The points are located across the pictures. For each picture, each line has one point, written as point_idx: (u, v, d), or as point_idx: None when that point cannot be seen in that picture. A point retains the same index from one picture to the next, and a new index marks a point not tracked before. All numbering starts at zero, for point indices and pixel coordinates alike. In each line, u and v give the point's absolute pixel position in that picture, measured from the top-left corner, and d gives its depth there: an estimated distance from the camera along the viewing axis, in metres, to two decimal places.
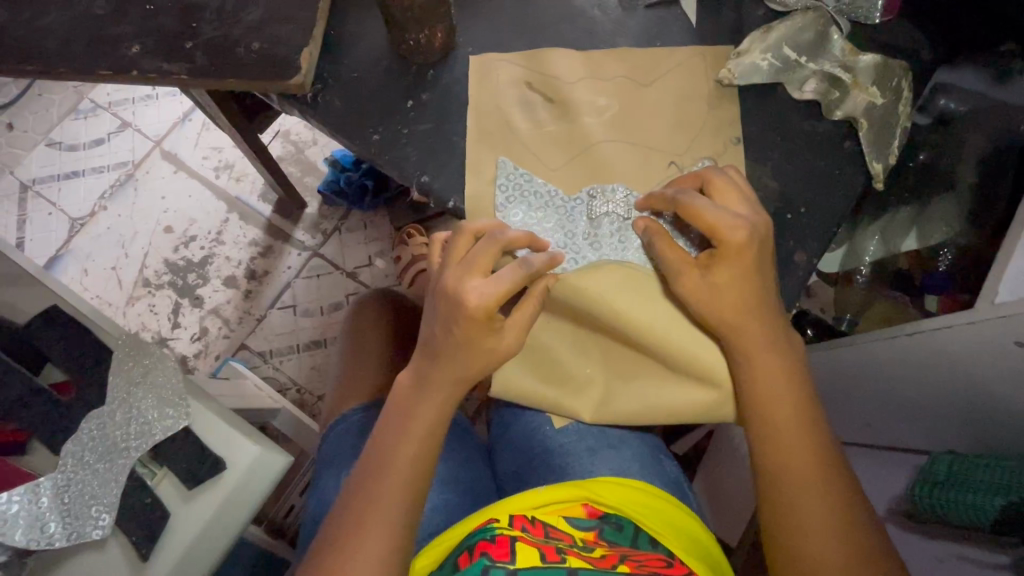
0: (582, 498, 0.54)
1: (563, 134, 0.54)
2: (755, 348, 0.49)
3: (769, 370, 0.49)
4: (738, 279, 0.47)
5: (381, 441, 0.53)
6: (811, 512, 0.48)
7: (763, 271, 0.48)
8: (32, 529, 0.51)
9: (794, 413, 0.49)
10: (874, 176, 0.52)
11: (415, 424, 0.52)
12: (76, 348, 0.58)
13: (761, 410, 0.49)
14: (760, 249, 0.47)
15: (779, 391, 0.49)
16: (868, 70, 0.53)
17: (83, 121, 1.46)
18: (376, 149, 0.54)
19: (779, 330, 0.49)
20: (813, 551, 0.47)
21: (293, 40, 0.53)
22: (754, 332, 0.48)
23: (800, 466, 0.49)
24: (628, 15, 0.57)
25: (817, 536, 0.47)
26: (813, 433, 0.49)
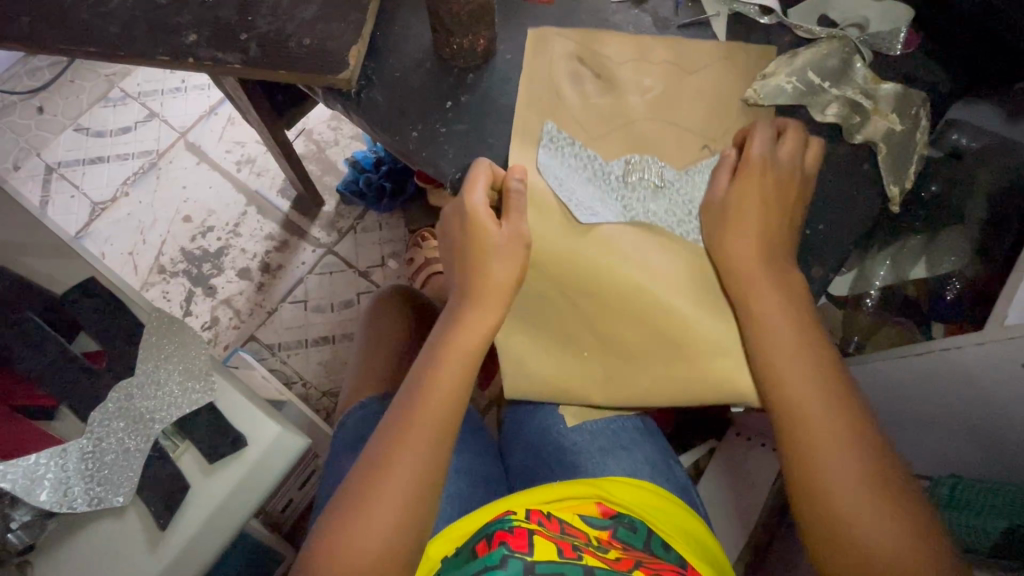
0: (596, 497, 0.56)
1: (608, 106, 0.56)
2: (755, 292, 0.51)
3: (780, 331, 0.51)
4: (746, 230, 0.52)
5: (412, 382, 0.55)
6: (832, 464, 0.48)
7: (772, 229, 0.52)
8: (57, 491, 0.52)
9: (810, 373, 0.50)
10: (891, 198, 0.54)
11: (448, 359, 0.54)
12: (110, 319, 0.60)
13: (772, 371, 0.51)
14: (772, 203, 0.53)
15: (792, 353, 0.51)
16: (888, 98, 0.56)
17: (112, 109, 1.50)
18: (414, 145, 0.57)
19: (789, 292, 0.52)
20: (836, 502, 0.47)
21: (342, 39, 0.56)
22: (760, 294, 0.51)
23: (820, 425, 0.49)
24: (661, 33, 0.60)
25: (837, 477, 0.48)
26: (818, 365, 0.51)
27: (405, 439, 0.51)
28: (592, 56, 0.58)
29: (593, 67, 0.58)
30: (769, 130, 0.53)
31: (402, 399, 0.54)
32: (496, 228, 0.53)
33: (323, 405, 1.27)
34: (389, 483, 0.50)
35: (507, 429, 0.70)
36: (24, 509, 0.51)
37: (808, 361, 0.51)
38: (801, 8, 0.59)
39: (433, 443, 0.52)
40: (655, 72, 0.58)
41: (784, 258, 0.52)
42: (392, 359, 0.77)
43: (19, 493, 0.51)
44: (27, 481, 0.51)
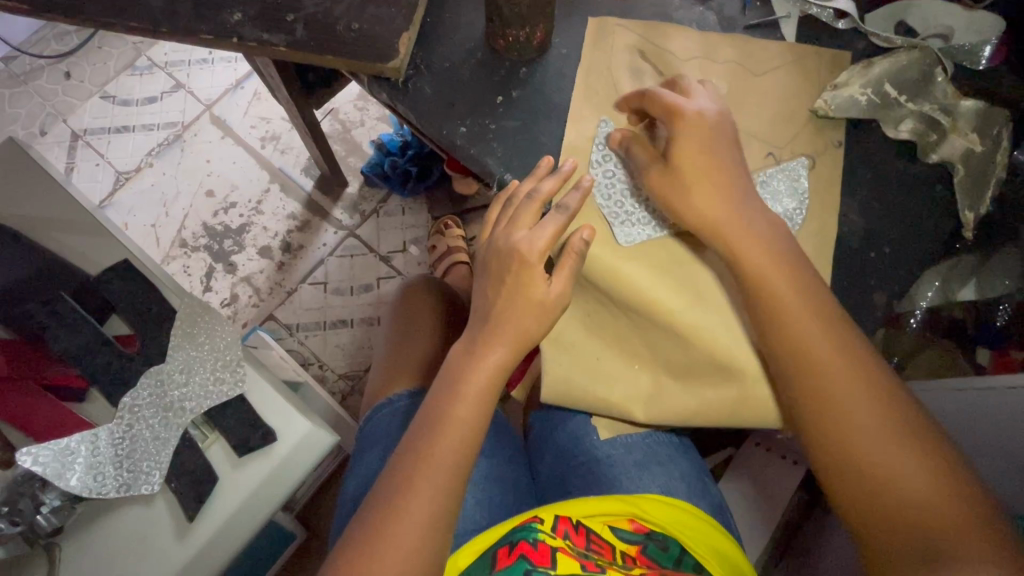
0: (629, 514, 0.55)
1: None
2: (741, 238, 0.49)
3: (806, 342, 0.47)
4: (709, 177, 0.49)
5: (434, 403, 0.53)
6: (852, 417, 0.46)
7: (768, 263, 0.48)
8: (87, 476, 0.52)
9: (818, 327, 0.47)
10: (965, 225, 0.52)
11: (467, 386, 0.53)
12: (142, 303, 0.59)
13: (795, 364, 0.47)
14: (763, 235, 0.49)
15: (823, 361, 0.47)
16: (969, 115, 0.51)
17: (138, 77, 1.48)
18: (461, 140, 0.54)
19: (815, 294, 0.48)
20: (859, 459, 0.45)
21: (393, 24, 0.53)
22: (782, 302, 0.48)
23: (836, 386, 0.46)
24: (726, 33, 0.56)
25: (845, 414, 0.46)
26: (813, 307, 0.48)
27: (430, 456, 0.51)
28: (653, 55, 0.55)
29: (653, 67, 0.55)
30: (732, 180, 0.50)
31: (423, 420, 0.53)
32: (542, 276, 0.51)
33: (339, 388, 1.27)
34: (415, 492, 0.49)
35: (537, 435, 0.68)
36: (54, 493, 0.50)
37: (845, 369, 0.46)
38: (878, 15, 0.55)
39: (459, 456, 0.51)
40: (719, 76, 0.54)
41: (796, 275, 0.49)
42: (423, 353, 0.76)
43: (49, 476, 0.50)
44: (57, 464, 0.51)
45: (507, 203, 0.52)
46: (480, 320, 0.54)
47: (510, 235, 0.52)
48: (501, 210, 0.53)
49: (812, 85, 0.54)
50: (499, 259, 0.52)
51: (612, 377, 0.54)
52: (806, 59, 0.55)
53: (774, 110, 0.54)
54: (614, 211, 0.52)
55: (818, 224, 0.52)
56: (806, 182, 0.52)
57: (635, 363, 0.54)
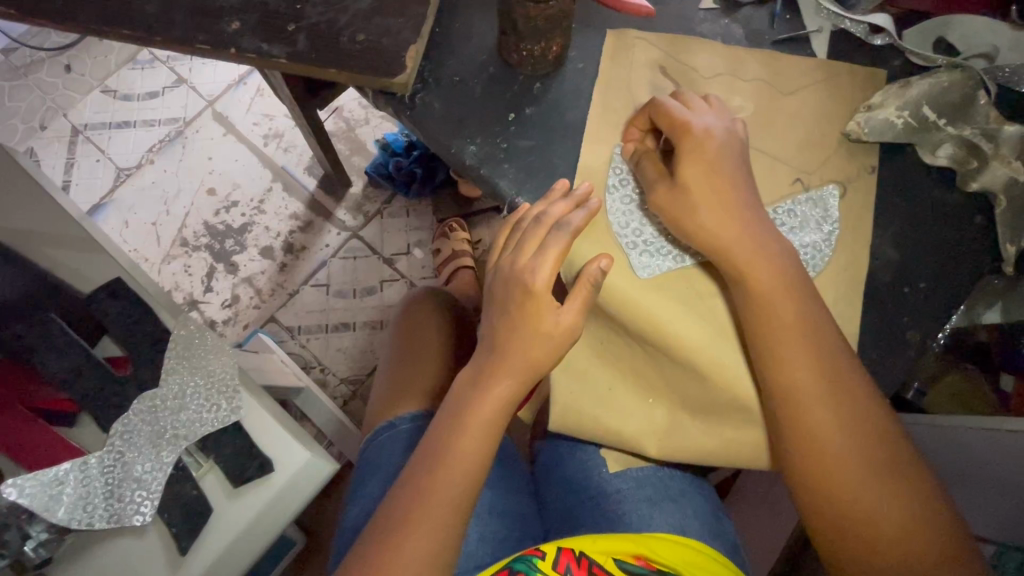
0: (636, 552, 0.51)
1: None
2: (760, 275, 0.46)
3: (807, 386, 0.45)
4: (719, 203, 0.46)
5: (438, 435, 0.51)
6: (842, 469, 0.45)
7: (795, 301, 0.46)
8: (76, 507, 0.50)
9: (822, 377, 0.45)
10: (1006, 258, 0.48)
11: (472, 420, 0.50)
12: (136, 324, 0.56)
13: (791, 413, 0.46)
14: (788, 268, 0.47)
15: (820, 407, 0.45)
16: (1015, 141, 0.47)
17: (140, 72, 1.45)
18: (471, 160, 0.51)
19: (825, 335, 0.46)
20: (845, 509, 0.45)
21: (400, 36, 0.50)
22: (787, 344, 0.46)
23: (831, 437, 0.45)
24: (754, 48, 0.53)
25: (838, 466, 0.45)
26: (818, 356, 0.46)
27: (431, 494, 0.48)
28: (675, 71, 0.52)
29: (675, 83, 0.52)
30: (758, 209, 0.47)
31: (427, 452, 0.50)
32: (553, 308, 0.48)
33: (341, 392, 1.25)
34: (415, 532, 0.47)
35: (544, 462, 0.66)
36: (40, 526, 0.49)
37: (840, 416, 0.45)
38: (916, 31, 0.52)
39: (462, 494, 0.49)
40: (746, 95, 0.51)
41: (821, 315, 0.46)
42: (431, 373, 0.73)
43: (37, 509, 0.48)
44: (44, 496, 0.49)
45: (515, 229, 0.50)
46: (486, 349, 0.51)
47: (517, 264, 0.49)
48: (509, 236, 0.50)
49: (844, 106, 0.51)
50: (505, 288, 0.50)
51: (625, 410, 0.52)
52: (838, 78, 0.52)
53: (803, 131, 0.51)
54: (632, 239, 0.50)
55: (849, 256, 0.49)
56: (836, 211, 0.49)
57: (650, 397, 0.51)
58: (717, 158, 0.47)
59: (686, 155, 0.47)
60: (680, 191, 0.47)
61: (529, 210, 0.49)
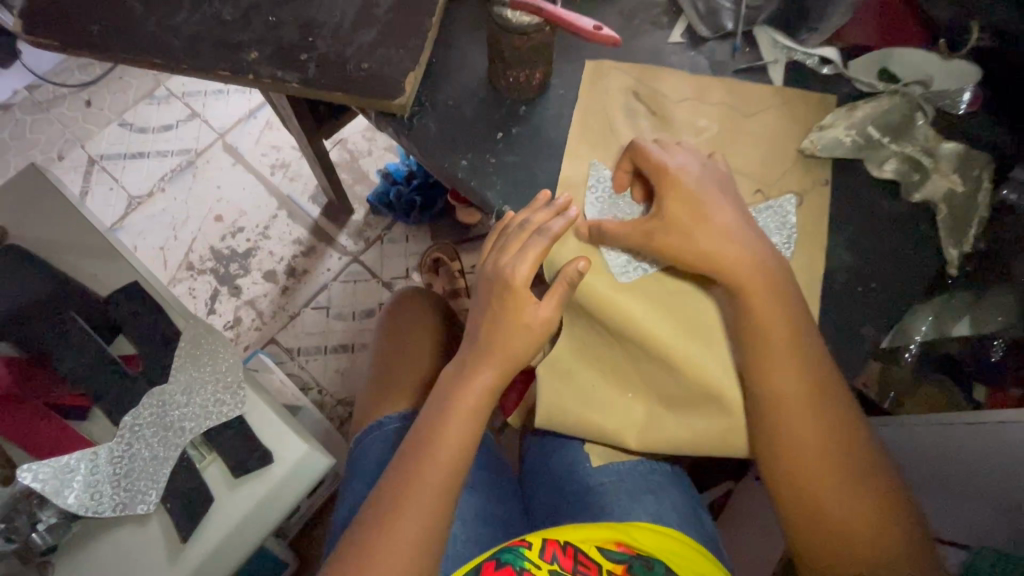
0: (616, 538, 0.55)
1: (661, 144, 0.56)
2: (751, 285, 0.50)
3: (794, 395, 0.49)
4: (702, 219, 0.51)
5: (426, 426, 0.54)
6: (818, 471, 0.49)
7: (784, 310, 0.49)
8: (86, 495, 0.53)
9: (806, 385, 0.49)
10: (949, 261, 0.53)
11: (457, 409, 0.53)
12: (149, 324, 0.60)
13: (776, 417, 0.49)
14: (766, 278, 0.50)
15: (804, 413, 0.49)
16: (951, 157, 0.54)
17: (156, 107, 1.53)
18: (462, 173, 0.57)
19: (804, 348, 0.49)
20: (819, 506, 0.49)
21: (400, 64, 0.56)
22: (776, 352, 0.49)
23: (812, 442, 0.49)
24: (717, 76, 0.59)
25: (815, 468, 0.49)
26: (806, 365, 0.49)
27: (418, 480, 0.51)
28: (647, 97, 0.58)
29: (647, 107, 0.58)
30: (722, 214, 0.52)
31: (415, 442, 0.53)
32: (534, 304, 0.52)
33: (337, 413, 1.28)
34: (404, 518, 0.49)
35: (530, 462, 0.68)
36: (51, 511, 0.52)
37: (821, 421, 0.49)
38: (861, 63, 0.58)
39: (448, 482, 0.52)
40: (710, 117, 0.57)
41: (806, 326, 0.50)
42: (419, 375, 0.77)
43: (48, 494, 0.51)
44: (55, 482, 0.52)
45: (502, 232, 0.54)
46: (473, 344, 0.55)
47: (501, 263, 0.53)
48: (496, 238, 0.55)
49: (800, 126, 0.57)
50: (489, 286, 0.54)
51: (607, 406, 0.55)
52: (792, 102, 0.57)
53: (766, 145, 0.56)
54: (614, 243, 0.54)
55: (806, 259, 0.54)
56: (794, 217, 0.54)
57: (630, 392, 0.55)
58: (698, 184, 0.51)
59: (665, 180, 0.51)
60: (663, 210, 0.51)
61: (512, 216, 0.54)
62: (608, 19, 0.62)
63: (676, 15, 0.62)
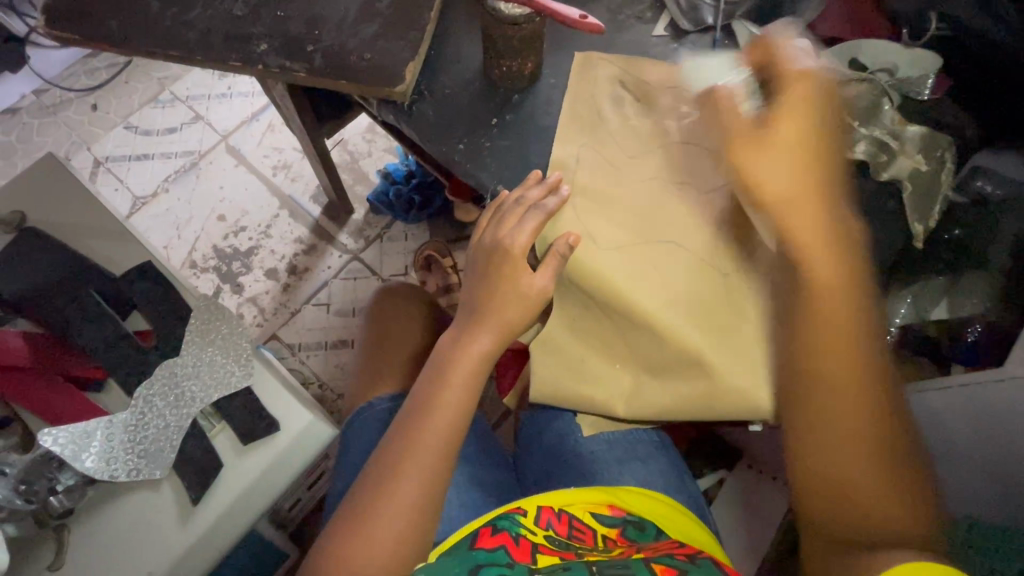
0: (607, 501, 0.58)
1: (646, 130, 0.60)
2: (816, 241, 0.52)
3: (835, 369, 0.50)
4: (783, 159, 0.53)
5: (424, 389, 0.57)
6: (851, 444, 0.50)
7: (840, 276, 0.52)
8: (102, 459, 0.55)
9: (849, 363, 0.50)
10: (915, 235, 0.57)
11: (455, 375, 0.56)
12: (162, 301, 0.63)
13: (814, 387, 0.51)
14: (829, 233, 0.53)
15: (842, 389, 0.50)
16: (915, 140, 0.58)
17: (161, 109, 1.57)
18: (459, 157, 0.60)
19: (853, 326, 0.51)
20: (844, 480, 0.49)
21: (400, 55, 0.60)
22: (823, 322, 0.51)
23: (843, 415, 0.50)
24: (698, 67, 0.63)
25: (845, 441, 0.50)
26: (855, 344, 0.51)
27: (417, 441, 0.54)
28: (632, 86, 0.61)
29: (632, 95, 0.61)
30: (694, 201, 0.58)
31: (414, 405, 0.56)
32: (529, 275, 0.56)
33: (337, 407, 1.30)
34: (402, 475, 0.53)
35: (523, 436, 0.71)
36: (69, 474, 0.54)
37: (857, 398, 0.50)
38: (833, 51, 0.61)
39: (445, 444, 0.55)
40: (692, 103, 0.61)
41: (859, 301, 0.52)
42: (410, 356, 0.81)
43: (67, 458, 0.54)
44: (74, 446, 0.54)
45: (498, 207, 0.58)
46: (471, 313, 0.58)
47: (497, 235, 0.57)
48: (492, 212, 0.58)
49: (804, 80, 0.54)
50: (487, 256, 0.58)
51: (596, 375, 0.59)
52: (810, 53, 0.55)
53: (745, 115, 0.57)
54: (596, 223, 0.57)
55: None
56: None
57: (617, 363, 0.58)
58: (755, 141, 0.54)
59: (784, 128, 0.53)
60: (765, 152, 0.54)
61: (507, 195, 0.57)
62: (596, 15, 0.66)
63: (659, 11, 0.66)
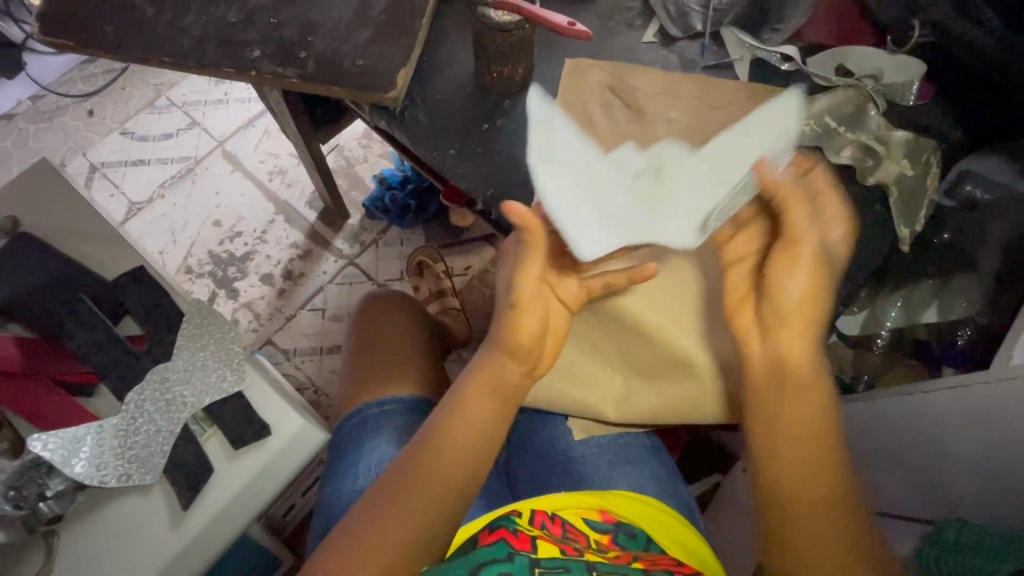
0: (600, 506, 0.57)
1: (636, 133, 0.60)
2: (799, 307, 0.51)
3: (799, 417, 0.50)
4: (790, 249, 0.51)
5: (448, 413, 0.56)
6: (812, 500, 0.48)
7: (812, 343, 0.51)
8: (91, 466, 0.55)
9: (810, 415, 0.50)
10: (902, 239, 0.58)
11: (480, 395, 0.56)
12: (153, 306, 0.63)
13: (780, 440, 0.50)
14: (813, 314, 0.51)
15: (804, 438, 0.50)
16: (901, 145, 0.58)
17: (157, 115, 1.58)
18: (451, 162, 0.61)
19: (818, 381, 0.51)
20: (799, 535, 0.48)
21: (392, 61, 0.61)
22: (791, 377, 0.51)
23: (803, 466, 0.49)
24: (687, 73, 0.64)
25: (805, 494, 0.49)
26: (819, 397, 0.51)
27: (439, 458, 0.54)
28: (622, 91, 0.62)
29: (623, 100, 0.62)
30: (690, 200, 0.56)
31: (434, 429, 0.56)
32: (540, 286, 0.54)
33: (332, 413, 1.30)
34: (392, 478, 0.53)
35: (514, 441, 0.71)
36: (59, 479, 0.54)
37: (816, 452, 0.49)
38: (820, 58, 0.63)
39: (467, 465, 0.55)
40: (681, 108, 0.61)
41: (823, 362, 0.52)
42: (400, 357, 0.83)
43: (56, 463, 0.53)
44: (63, 452, 0.54)
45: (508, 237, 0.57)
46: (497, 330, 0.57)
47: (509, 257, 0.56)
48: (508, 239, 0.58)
49: (840, 228, 0.53)
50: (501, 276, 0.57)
51: (587, 379, 0.59)
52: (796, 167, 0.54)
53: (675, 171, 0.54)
54: None
55: None
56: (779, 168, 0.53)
57: (608, 366, 0.59)
58: (748, 244, 0.55)
59: (795, 222, 0.51)
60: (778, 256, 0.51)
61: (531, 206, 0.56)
62: (586, 22, 0.67)
63: (649, 18, 0.67)
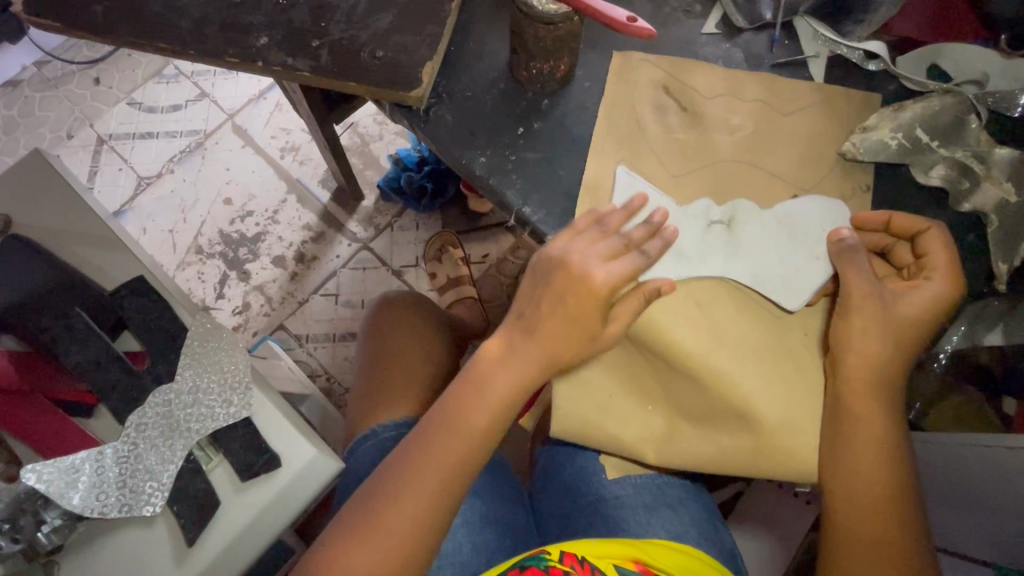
0: (634, 556, 0.52)
1: (691, 143, 0.53)
2: (872, 354, 0.48)
3: (870, 464, 0.49)
4: (864, 311, 0.48)
5: (453, 403, 0.53)
6: (869, 536, 0.49)
7: (887, 385, 0.49)
8: (90, 495, 0.51)
9: (880, 458, 0.49)
10: (998, 276, 0.49)
11: (486, 395, 0.52)
12: (154, 320, 0.58)
13: (848, 483, 0.49)
14: (881, 372, 0.49)
15: (873, 484, 0.49)
16: (1006, 163, 0.49)
17: (165, 86, 1.50)
18: (480, 171, 0.54)
19: (891, 422, 0.49)
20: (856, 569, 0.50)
21: (417, 53, 0.53)
22: (867, 416, 0.48)
23: (867, 504, 0.49)
24: (753, 71, 0.55)
25: (868, 531, 0.49)
26: (889, 437, 0.49)
27: (430, 450, 0.51)
28: (677, 92, 0.54)
29: (677, 102, 0.54)
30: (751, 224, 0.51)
31: (438, 414, 0.53)
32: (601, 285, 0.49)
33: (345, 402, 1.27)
34: (404, 517, 0.50)
35: (542, 470, 0.68)
36: (55, 512, 0.51)
37: (885, 493, 0.49)
38: (909, 58, 0.54)
39: (462, 464, 0.52)
40: (744, 114, 0.53)
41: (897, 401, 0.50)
42: (421, 366, 0.80)
43: (53, 494, 0.50)
44: (61, 482, 0.51)
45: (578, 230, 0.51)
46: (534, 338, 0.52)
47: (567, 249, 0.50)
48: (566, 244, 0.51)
49: (936, 281, 0.48)
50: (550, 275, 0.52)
51: (624, 418, 0.52)
52: (897, 227, 0.50)
53: (745, 227, 0.51)
54: (633, 249, 0.50)
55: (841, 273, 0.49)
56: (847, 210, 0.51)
57: (649, 405, 0.52)
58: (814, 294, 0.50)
59: (853, 280, 0.49)
60: (850, 320, 0.48)
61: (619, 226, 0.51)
62: (637, 7, 0.58)
63: (711, 4, 0.58)
